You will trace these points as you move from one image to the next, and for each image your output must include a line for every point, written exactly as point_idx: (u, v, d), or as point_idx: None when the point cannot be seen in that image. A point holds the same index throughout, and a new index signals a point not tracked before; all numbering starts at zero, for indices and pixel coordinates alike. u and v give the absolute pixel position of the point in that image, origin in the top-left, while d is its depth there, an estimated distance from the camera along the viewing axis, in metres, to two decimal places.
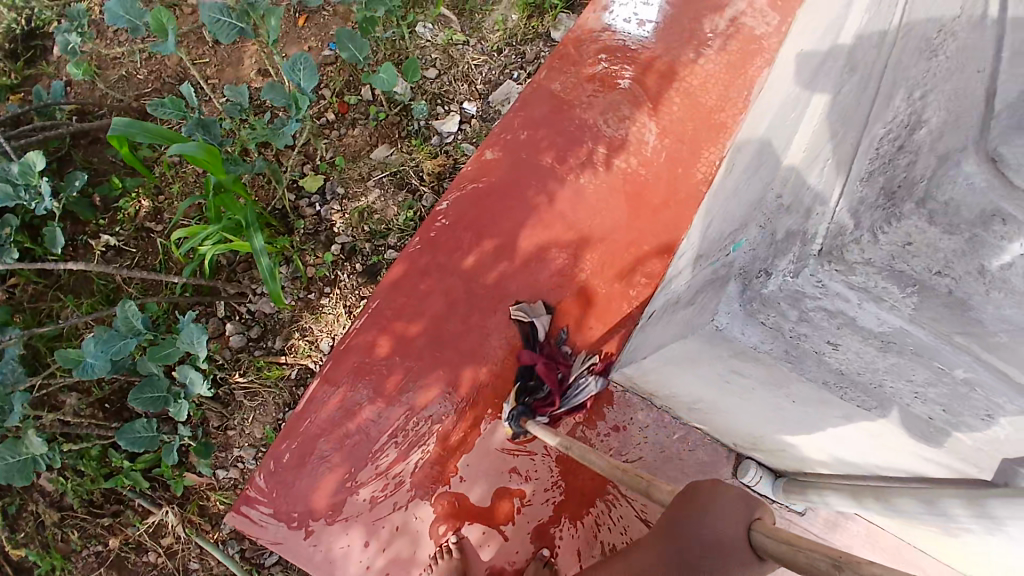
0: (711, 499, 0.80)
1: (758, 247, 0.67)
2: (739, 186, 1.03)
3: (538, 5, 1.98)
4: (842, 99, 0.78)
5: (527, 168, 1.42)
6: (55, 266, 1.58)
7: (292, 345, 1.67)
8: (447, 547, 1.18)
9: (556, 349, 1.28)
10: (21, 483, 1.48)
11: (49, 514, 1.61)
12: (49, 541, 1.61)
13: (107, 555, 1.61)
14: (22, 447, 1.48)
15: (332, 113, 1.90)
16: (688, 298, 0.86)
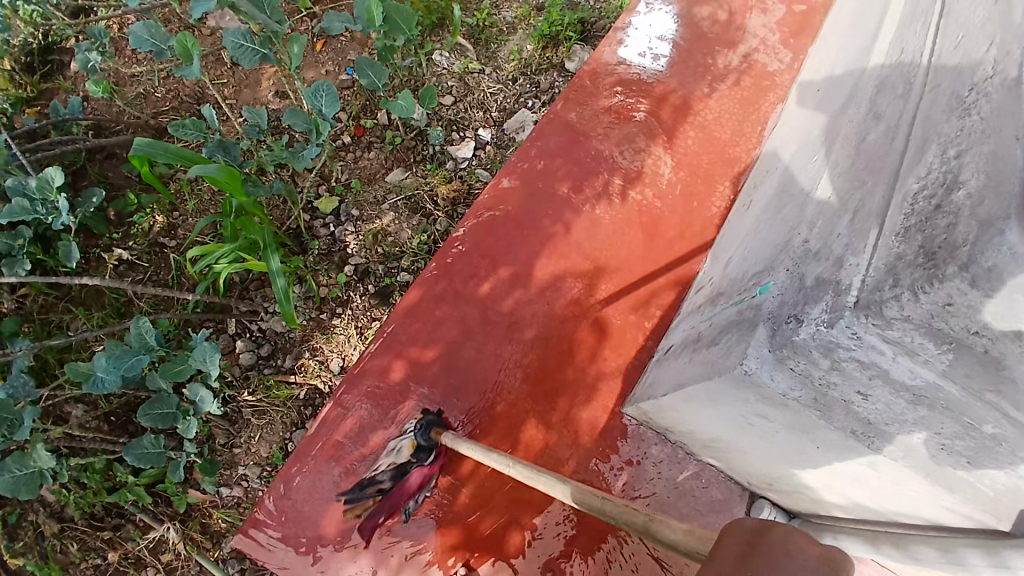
0: (776, 541, 0.62)
1: (786, 292, 0.72)
2: (761, 221, 1.06)
3: (553, 37, 2.03)
4: (865, 145, 0.82)
5: (542, 197, 1.43)
6: (70, 280, 1.58)
7: (302, 365, 1.67)
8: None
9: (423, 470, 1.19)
10: (27, 496, 1.48)
11: (50, 525, 1.58)
12: (48, 553, 1.58)
13: (106, 568, 1.59)
14: (29, 460, 1.48)
15: (348, 136, 1.92)
16: (711, 336, 0.89)
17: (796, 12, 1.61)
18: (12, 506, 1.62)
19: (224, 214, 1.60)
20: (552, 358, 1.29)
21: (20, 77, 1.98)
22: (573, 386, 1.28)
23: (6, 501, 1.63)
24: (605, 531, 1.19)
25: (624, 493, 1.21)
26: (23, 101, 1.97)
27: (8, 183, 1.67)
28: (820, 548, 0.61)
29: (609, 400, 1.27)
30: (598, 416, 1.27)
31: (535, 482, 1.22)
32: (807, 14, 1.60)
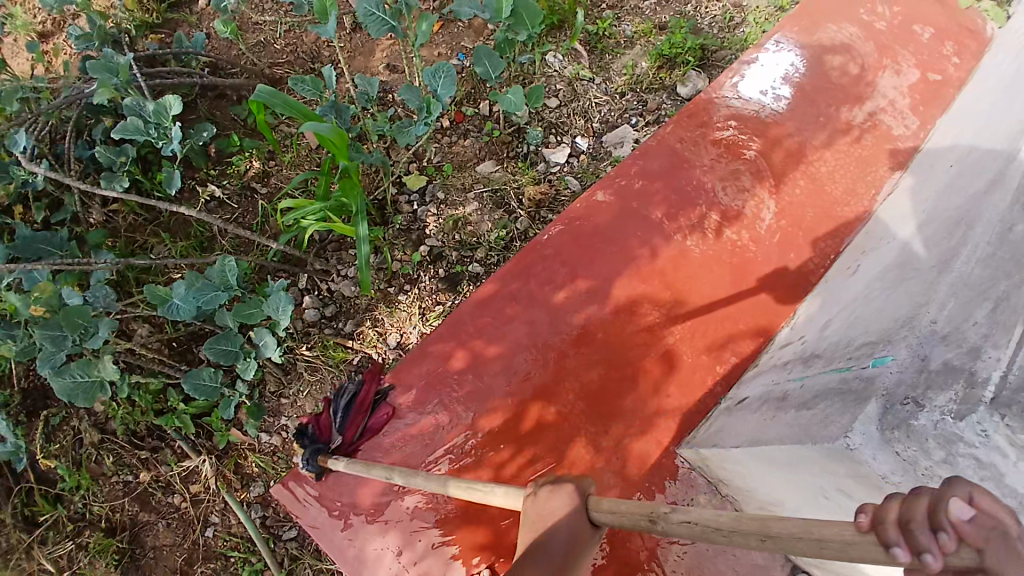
0: (556, 498, 0.89)
1: (833, 358, 1.35)
2: (858, 308, 1.34)
3: (670, 58, 1.99)
4: (880, 297, 1.37)
5: (634, 218, 1.39)
6: (168, 206, 1.64)
7: (362, 332, 1.70)
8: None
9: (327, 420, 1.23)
10: (84, 404, 1.46)
11: (91, 434, 1.65)
12: (82, 460, 1.65)
13: (134, 487, 1.64)
14: (95, 369, 1.46)
15: (448, 120, 1.94)
16: (812, 398, 1.34)
17: (928, 82, 1.51)
18: (57, 408, 1.70)
19: (324, 172, 1.65)
20: (614, 380, 1.27)
21: (149, 4, 2.08)
22: (630, 416, 1.24)
23: (55, 401, 1.71)
24: (634, 570, 1.15)
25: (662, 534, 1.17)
26: (149, 27, 2.07)
27: (126, 101, 1.66)
28: (574, 487, 0.90)
29: (665, 438, 1.23)
30: (650, 452, 1.23)
31: None
32: (938, 85, 1.50)
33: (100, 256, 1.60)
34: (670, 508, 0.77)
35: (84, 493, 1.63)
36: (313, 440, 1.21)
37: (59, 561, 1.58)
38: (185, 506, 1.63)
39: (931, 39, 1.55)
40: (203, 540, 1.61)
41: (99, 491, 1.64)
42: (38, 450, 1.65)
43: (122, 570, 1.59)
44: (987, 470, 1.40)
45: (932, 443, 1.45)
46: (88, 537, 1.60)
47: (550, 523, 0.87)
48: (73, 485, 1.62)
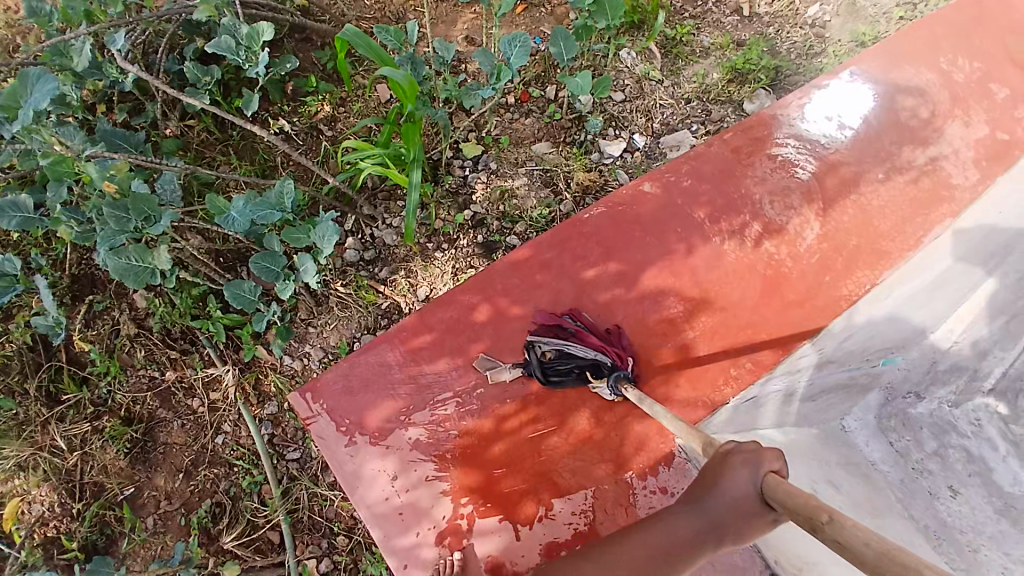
0: (729, 466, 0.91)
1: (847, 360, 1.35)
2: (879, 324, 1.38)
3: (743, 74, 2.00)
4: (907, 310, 1.39)
5: (676, 214, 1.41)
6: (245, 124, 1.74)
7: (395, 280, 1.77)
8: (449, 561, 1.15)
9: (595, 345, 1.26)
10: (132, 285, 1.57)
11: (128, 326, 1.74)
12: (116, 349, 1.74)
13: (159, 384, 1.73)
14: (150, 257, 1.57)
15: (513, 98, 1.98)
16: (818, 390, 1.35)
17: (997, 139, 1.49)
18: (101, 296, 1.79)
19: (390, 121, 1.71)
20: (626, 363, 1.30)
21: None
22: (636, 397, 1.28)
23: (100, 289, 1.80)
24: None
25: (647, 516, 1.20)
26: None
27: (225, 21, 1.76)
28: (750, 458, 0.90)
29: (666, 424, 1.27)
30: (650, 435, 1.26)
31: (565, 467, 1.23)
32: (1008, 144, 1.49)
33: (171, 160, 1.69)
34: (827, 519, 0.74)
35: (110, 379, 1.73)
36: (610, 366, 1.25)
37: (72, 439, 1.68)
38: (202, 411, 1.71)
39: (1008, 97, 1.53)
40: (213, 445, 1.69)
41: (127, 380, 1.73)
42: (76, 332, 1.74)
43: (130, 460, 1.68)
44: (977, 466, 1.38)
45: (927, 434, 1.43)
46: (105, 422, 1.70)
47: (716, 484, 0.91)
48: (104, 369, 1.72)
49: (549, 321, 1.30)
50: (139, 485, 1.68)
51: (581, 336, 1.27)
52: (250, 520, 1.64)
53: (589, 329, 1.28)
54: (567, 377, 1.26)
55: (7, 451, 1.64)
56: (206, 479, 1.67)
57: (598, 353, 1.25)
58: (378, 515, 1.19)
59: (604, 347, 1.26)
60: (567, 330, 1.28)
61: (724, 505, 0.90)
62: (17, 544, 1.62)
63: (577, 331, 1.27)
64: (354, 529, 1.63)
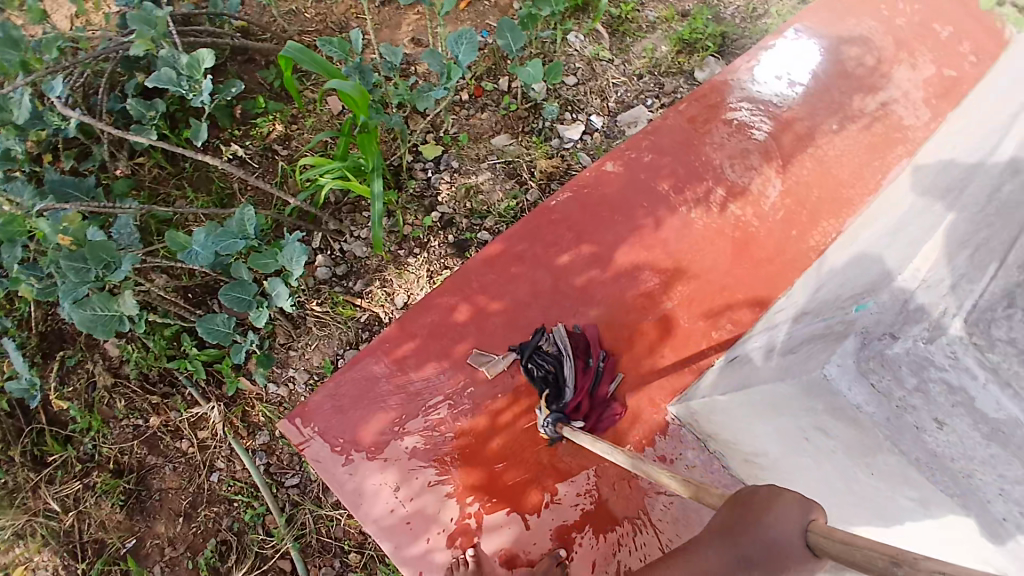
0: (774, 499, 0.72)
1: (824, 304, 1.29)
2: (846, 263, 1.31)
3: (690, 43, 2.02)
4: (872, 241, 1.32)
5: (641, 189, 1.42)
6: (196, 155, 1.70)
7: (371, 291, 1.76)
8: (463, 559, 1.16)
9: (581, 387, 1.24)
10: (101, 336, 1.53)
11: (104, 377, 1.70)
12: (95, 403, 1.70)
13: (144, 431, 1.69)
14: (115, 305, 1.53)
15: (466, 94, 1.97)
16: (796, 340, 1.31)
17: (943, 77, 1.53)
18: (72, 350, 1.74)
19: (345, 134, 1.70)
20: (611, 341, 1.31)
21: None
22: (625, 373, 1.29)
23: (70, 343, 1.75)
24: (621, 515, 1.19)
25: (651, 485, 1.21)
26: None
27: (162, 53, 1.71)
28: (796, 499, 0.71)
29: (658, 396, 1.28)
30: (643, 409, 1.27)
31: (563, 451, 1.23)
32: (954, 80, 1.52)
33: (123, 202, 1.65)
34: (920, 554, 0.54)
35: (94, 434, 1.68)
36: (564, 408, 1.22)
37: (66, 500, 1.65)
38: (193, 452, 1.68)
39: (949, 34, 1.57)
40: (209, 484, 1.66)
41: (110, 432, 1.69)
42: (52, 391, 1.70)
43: (127, 512, 1.65)
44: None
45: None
46: (95, 477, 1.66)
47: (753, 519, 0.72)
48: (86, 425, 1.68)
49: (583, 337, 1.29)
50: (140, 536, 1.64)
51: (586, 367, 1.26)
52: (258, 552, 1.62)
53: (596, 372, 1.26)
54: (535, 380, 1.24)
55: (2, 522, 1.61)
56: (207, 520, 1.64)
57: (574, 388, 1.23)
58: (385, 528, 1.19)
59: (582, 393, 1.23)
60: (586, 355, 1.28)
61: (762, 546, 0.70)
62: None
63: (590, 364, 1.27)
64: (365, 545, 1.62)
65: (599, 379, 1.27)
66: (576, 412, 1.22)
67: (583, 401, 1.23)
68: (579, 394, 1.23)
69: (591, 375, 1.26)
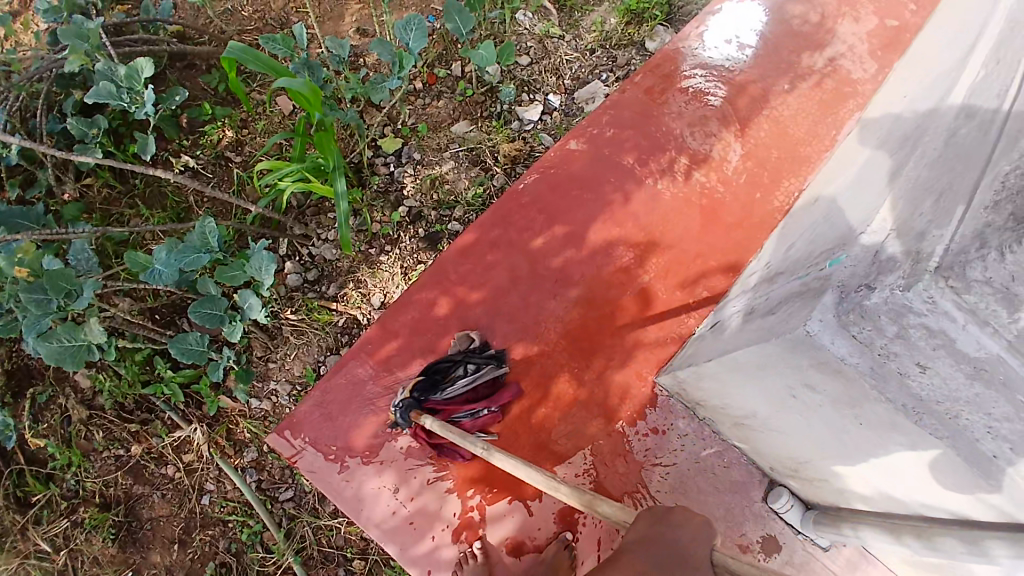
0: (687, 522, 0.94)
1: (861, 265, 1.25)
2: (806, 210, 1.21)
3: (638, 13, 2.02)
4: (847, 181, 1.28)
5: (607, 165, 1.43)
6: (145, 171, 1.63)
7: (345, 294, 1.73)
8: (471, 552, 1.17)
9: (454, 408, 1.21)
10: (72, 368, 1.46)
11: (78, 411, 1.64)
12: (72, 437, 1.64)
13: (126, 461, 1.64)
14: (82, 333, 1.46)
15: (420, 82, 1.93)
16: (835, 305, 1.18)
17: (887, 27, 1.57)
18: (43, 386, 1.67)
19: (300, 134, 1.65)
20: (593, 319, 1.32)
21: None
22: (611, 350, 1.31)
23: (39, 378, 1.68)
24: (621, 491, 1.23)
25: (646, 458, 1.25)
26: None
27: (98, 66, 1.62)
28: (702, 523, 0.94)
29: (644, 368, 1.30)
30: (630, 383, 1.30)
31: (559, 434, 1.26)
32: (898, 29, 1.56)
33: (75, 227, 1.57)
34: None
35: (76, 470, 1.63)
36: (422, 406, 1.20)
37: (55, 539, 1.60)
38: (180, 476, 1.64)
39: None
40: (201, 507, 1.63)
41: (92, 466, 1.64)
42: (25, 430, 1.63)
43: (120, 544, 1.60)
44: (938, 339, 1.28)
45: (884, 320, 1.27)
46: (82, 513, 1.61)
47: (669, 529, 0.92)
48: (65, 461, 1.62)
49: (495, 386, 1.26)
50: (136, 567, 1.60)
51: (473, 401, 1.23)
52: (260, 569, 1.60)
53: (473, 412, 1.22)
54: (426, 369, 1.23)
55: None
56: (203, 543, 1.61)
57: (448, 398, 1.21)
58: (389, 531, 1.19)
59: (446, 408, 1.21)
60: (485, 396, 1.24)
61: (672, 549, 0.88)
62: None
63: (479, 404, 1.23)
64: (368, 548, 1.61)
65: (471, 418, 1.23)
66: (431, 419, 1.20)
67: (440, 412, 1.21)
68: (446, 409, 1.21)
69: (473, 411, 1.22)
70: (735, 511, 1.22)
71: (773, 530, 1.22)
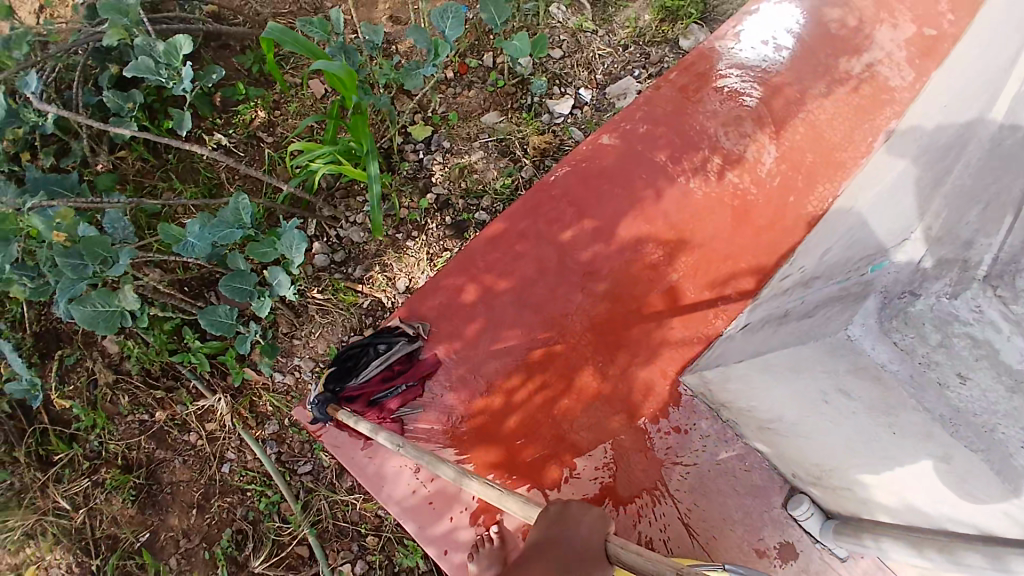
0: (581, 517, 1.06)
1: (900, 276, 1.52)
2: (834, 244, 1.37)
3: (672, 11, 2.00)
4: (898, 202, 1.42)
5: (639, 161, 1.43)
6: (181, 145, 1.65)
7: (371, 277, 1.74)
8: (488, 536, 1.19)
9: (372, 390, 1.23)
10: (105, 332, 1.50)
11: (105, 374, 1.68)
12: (97, 400, 1.68)
13: (150, 426, 1.68)
14: (116, 299, 1.50)
15: (451, 71, 1.94)
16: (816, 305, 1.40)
17: (924, 36, 1.54)
18: (71, 348, 1.71)
19: (332, 117, 1.67)
20: (619, 314, 1.32)
21: None
22: (636, 345, 1.31)
23: (67, 342, 1.71)
24: (641, 487, 1.23)
25: (666, 456, 1.25)
26: None
27: (137, 41, 1.64)
28: (599, 514, 1.07)
29: (669, 365, 1.31)
30: (654, 379, 1.30)
31: (580, 425, 1.26)
32: (935, 39, 1.53)
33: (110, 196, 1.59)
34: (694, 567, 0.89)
35: (100, 431, 1.66)
36: (337, 396, 1.23)
37: (76, 497, 1.63)
38: (202, 444, 1.67)
39: None
40: (220, 475, 1.66)
41: (116, 428, 1.67)
42: (52, 390, 1.67)
43: (139, 506, 1.64)
44: (983, 349, 1.55)
45: (929, 328, 1.57)
46: (104, 474, 1.64)
47: (571, 526, 1.04)
48: (90, 422, 1.66)
49: (411, 361, 1.27)
50: (154, 528, 1.64)
51: (390, 379, 1.25)
52: (275, 539, 1.62)
53: (391, 390, 1.24)
54: (340, 361, 1.26)
55: (12, 523, 1.59)
56: (221, 510, 1.64)
57: (362, 383, 1.23)
58: (408, 509, 1.21)
59: (363, 392, 1.23)
60: (402, 373, 1.25)
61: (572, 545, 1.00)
62: None
63: (395, 381, 1.25)
64: (382, 528, 1.64)
65: (392, 396, 1.25)
66: (351, 406, 1.23)
67: (358, 398, 1.23)
68: (365, 394, 1.23)
69: (389, 389, 1.24)
70: (754, 515, 1.22)
71: (792, 538, 1.21)
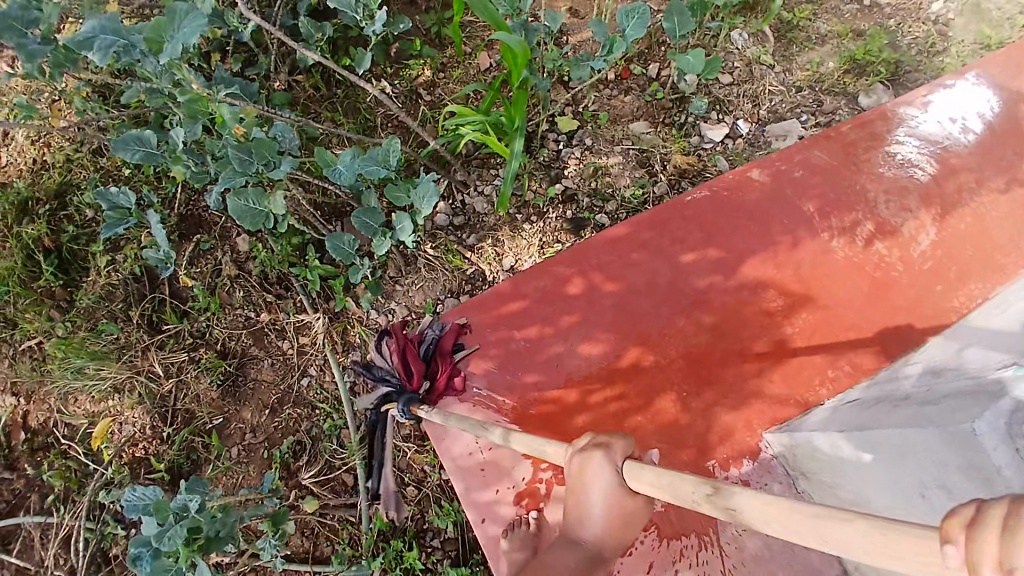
0: (591, 473, 0.94)
1: None
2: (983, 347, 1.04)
3: (861, 65, 1.90)
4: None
5: (784, 204, 1.36)
6: (355, 81, 1.78)
7: (482, 247, 1.80)
8: (526, 519, 1.19)
9: (420, 361, 1.30)
10: (248, 226, 1.66)
11: (230, 268, 1.86)
12: (216, 287, 1.86)
13: (253, 323, 1.85)
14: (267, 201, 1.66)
15: (613, 74, 1.95)
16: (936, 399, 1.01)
17: None
18: (206, 237, 1.91)
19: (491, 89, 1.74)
20: (718, 352, 1.28)
21: None
22: (727, 388, 1.26)
23: (205, 230, 1.92)
24: (690, 529, 1.19)
25: None
26: None
27: None
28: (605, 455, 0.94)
29: (756, 418, 1.25)
30: (736, 427, 1.25)
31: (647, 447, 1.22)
32: None
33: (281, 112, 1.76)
34: (713, 490, 0.74)
35: (209, 315, 1.84)
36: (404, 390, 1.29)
37: (169, 366, 1.81)
38: (292, 352, 1.82)
39: None
40: (299, 385, 1.80)
41: (224, 316, 1.85)
42: (183, 268, 1.88)
43: (222, 391, 1.80)
44: None
45: None
46: (201, 353, 1.82)
47: (587, 489, 0.95)
48: (206, 304, 1.85)
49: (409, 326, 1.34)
50: (227, 416, 1.79)
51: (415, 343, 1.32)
52: (328, 461, 1.73)
53: (426, 343, 1.31)
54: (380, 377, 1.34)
55: (106, 373, 1.76)
56: (290, 418, 1.78)
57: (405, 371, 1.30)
58: (461, 467, 1.24)
59: (414, 368, 1.30)
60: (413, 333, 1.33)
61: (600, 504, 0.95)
62: (104, 462, 1.77)
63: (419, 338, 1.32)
64: (423, 482, 1.70)
65: (434, 347, 1.30)
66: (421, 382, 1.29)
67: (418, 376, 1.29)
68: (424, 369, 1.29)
69: (421, 347, 1.31)
70: None
71: None
